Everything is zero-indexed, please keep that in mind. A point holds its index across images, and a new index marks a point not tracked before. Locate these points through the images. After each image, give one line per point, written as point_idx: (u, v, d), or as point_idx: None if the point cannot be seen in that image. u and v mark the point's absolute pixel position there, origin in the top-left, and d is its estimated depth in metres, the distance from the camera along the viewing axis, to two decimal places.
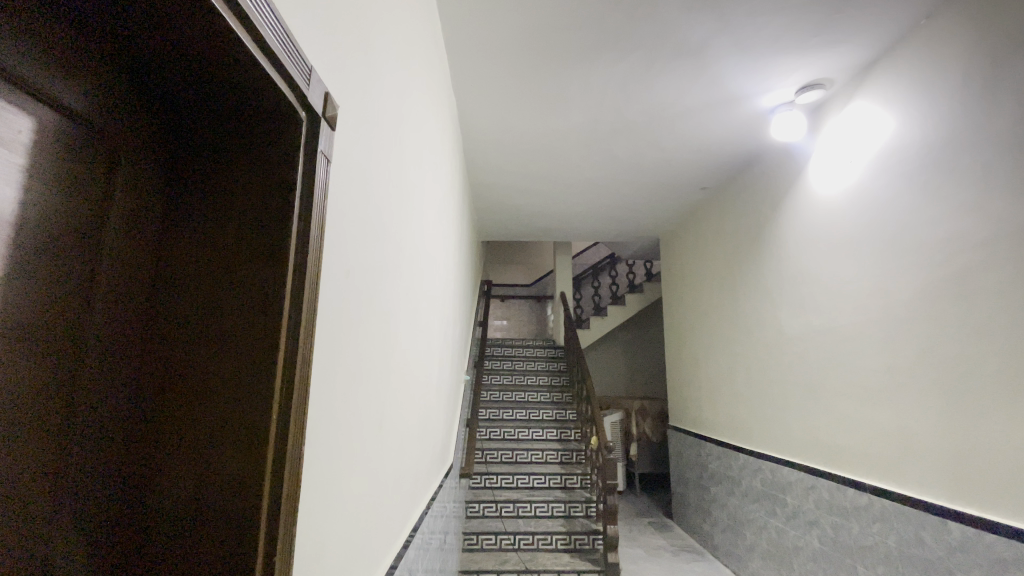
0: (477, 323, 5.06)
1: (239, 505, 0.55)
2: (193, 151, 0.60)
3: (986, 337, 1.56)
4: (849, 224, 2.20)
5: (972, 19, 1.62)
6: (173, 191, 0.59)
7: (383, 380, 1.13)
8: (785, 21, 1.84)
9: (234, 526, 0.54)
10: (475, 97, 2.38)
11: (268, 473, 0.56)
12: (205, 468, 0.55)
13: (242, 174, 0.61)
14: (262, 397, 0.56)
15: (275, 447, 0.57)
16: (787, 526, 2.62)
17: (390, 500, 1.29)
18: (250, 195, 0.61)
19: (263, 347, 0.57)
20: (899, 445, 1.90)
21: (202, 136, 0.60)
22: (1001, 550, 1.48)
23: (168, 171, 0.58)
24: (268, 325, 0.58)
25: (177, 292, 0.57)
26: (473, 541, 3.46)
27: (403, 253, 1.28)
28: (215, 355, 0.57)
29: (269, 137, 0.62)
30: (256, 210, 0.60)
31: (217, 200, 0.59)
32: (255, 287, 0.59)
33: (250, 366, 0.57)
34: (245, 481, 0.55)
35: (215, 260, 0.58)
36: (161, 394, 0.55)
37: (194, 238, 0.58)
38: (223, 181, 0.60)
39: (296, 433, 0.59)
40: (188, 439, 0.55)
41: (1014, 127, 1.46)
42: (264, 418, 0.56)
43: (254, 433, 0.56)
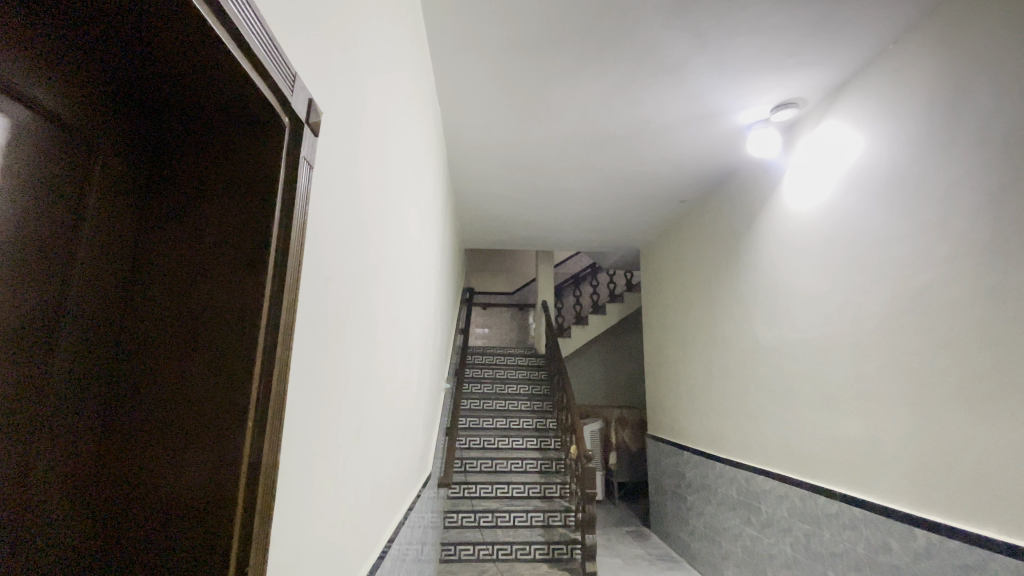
0: (458, 330, 5.03)
1: (213, 517, 0.53)
2: (177, 151, 0.58)
3: (948, 349, 1.62)
4: (822, 239, 2.28)
5: (937, 47, 1.71)
6: (155, 191, 0.57)
7: (363, 387, 1.11)
8: (761, 42, 1.91)
9: (209, 536, 0.53)
10: (460, 105, 2.39)
11: (242, 487, 0.54)
12: (181, 474, 0.53)
13: (222, 174, 0.59)
14: (237, 406, 0.55)
15: (249, 461, 0.55)
16: (762, 534, 2.65)
17: (368, 510, 1.27)
18: (230, 197, 0.59)
19: (239, 356, 0.56)
20: (868, 453, 1.96)
21: (181, 133, 0.59)
22: (964, 556, 1.53)
23: (148, 171, 0.57)
24: (244, 332, 0.56)
25: (158, 291, 0.55)
26: (451, 552, 3.41)
27: (385, 261, 1.27)
28: (193, 358, 0.55)
29: (250, 140, 0.61)
30: (239, 211, 0.59)
31: (198, 199, 0.58)
32: (233, 291, 0.57)
33: (227, 372, 0.55)
34: (220, 492, 0.53)
35: (199, 258, 0.57)
36: (135, 397, 0.53)
37: (177, 236, 0.57)
38: (208, 180, 0.59)
39: (270, 444, 0.58)
40: (166, 440, 0.53)
41: (977, 149, 1.54)
42: (239, 428, 0.54)
43: (228, 444, 0.54)
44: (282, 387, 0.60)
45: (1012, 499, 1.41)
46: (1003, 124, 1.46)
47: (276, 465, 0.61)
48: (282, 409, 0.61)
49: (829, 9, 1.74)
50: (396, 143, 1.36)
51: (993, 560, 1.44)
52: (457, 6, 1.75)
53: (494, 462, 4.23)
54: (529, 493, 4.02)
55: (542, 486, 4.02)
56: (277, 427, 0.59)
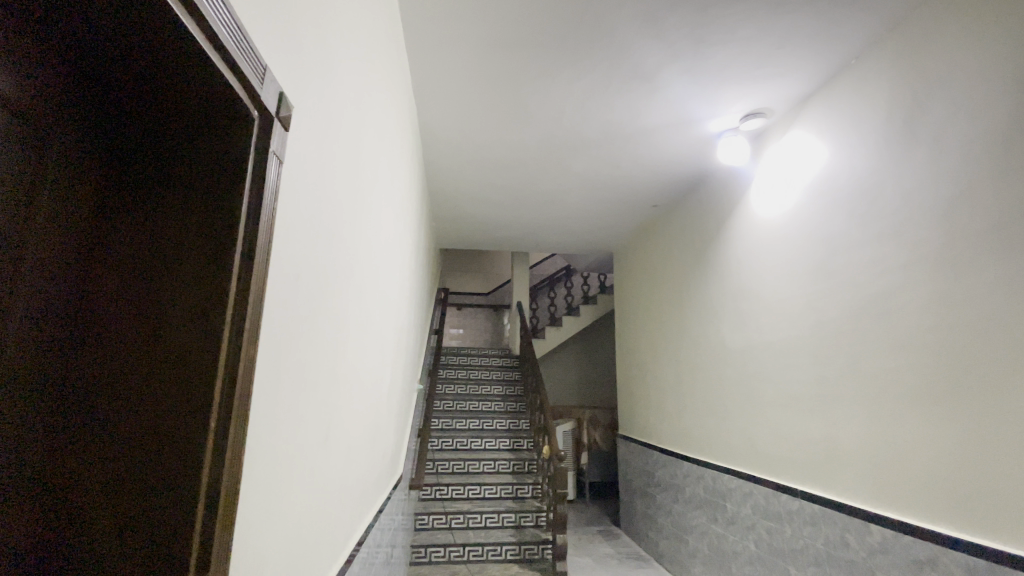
0: (432, 331, 5.00)
1: (174, 515, 0.51)
2: (143, 140, 0.56)
3: (903, 351, 1.70)
4: (787, 245, 2.35)
5: (896, 64, 1.79)
6: (117, 180, 0.55)
7: (331, 387, 1.09)
8: (731, 52, 1.96)
9: (170, 535, 0.50)
10: (435, 104, 2.37)
11: (204, 487, 0.52)
12: (136, 470, 0.51)
13: (188, 168, 0.57)
14: (200, 403, 0.53)
15: (212, 460, 0.53)
16: (727, 531, 2.72)
17: (336, 513, 1.24)
18: (197, 189, 0.57)
19: (202, 352, 0.53)
20: (828, 452, 2.03)
21: (146, 125, 0.56)
22: (916, 550, 1.60)
23: (112, 161, 0.55)
24: (209, 326, 0.54)
25: (117, 283, 0.53)
26: (421, 554, 3.37)
27: (357, 259, 1.25)
28: (154, 356, 0.53)
29: (218, 132, 0.58)
30: (205, 203, 0.57)
31: (163, 193, 0.56)
32: (197, 284, 0.55)
33: (190, 369, 0.53)
34: (182, 490, 0.51)
35: (162, 251, 0.55)
36: (92, 394, 0.51)
37: (140, 228, 0.55)
38: (174, 172, 0.56)
39: (235, 442, 0.56)
40: (121, 435, 0.51)
41: (931, 162, 1.62)
42: (202, 426, 0.52)
43: (190, 443, 0.52)
44: (247, 384, 0.58)
45: (960, 495, 1.48)
46: (956, 140, 1.54)
47: (240, 466, 0.59)
48: (247, 409, 0.59)
49: (796, 23, 1.80)
50: (370, 140, 1.34)
51: (943, 553, 1.51)
52: (434, 4, 1.74)
53: (466, 463, 4.20)
54: (501, 493, 4.01)
55: (514, 486, 4.02)
56: (242, 426, 0.57)
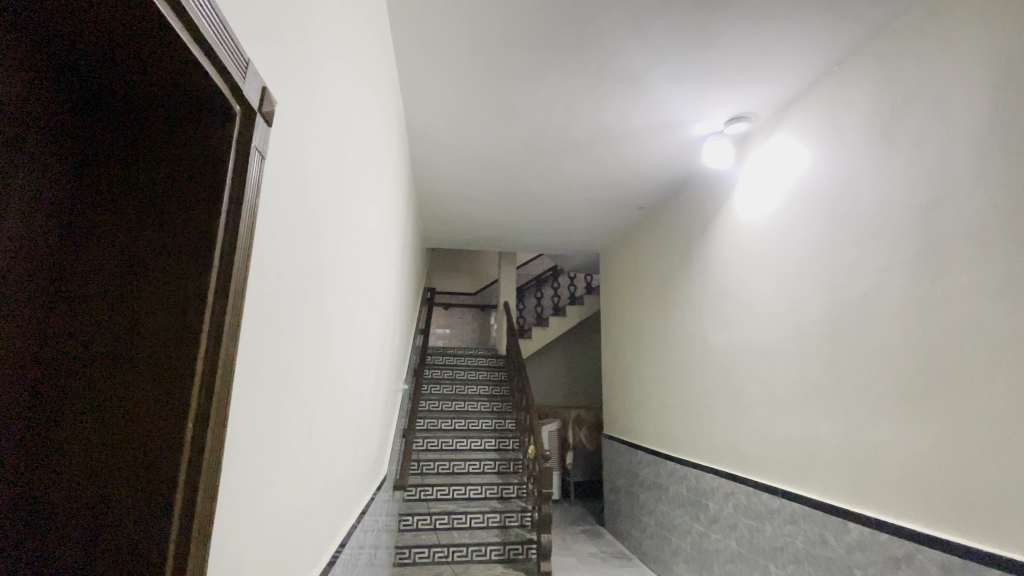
0: (417, 330, 4.96)
1: (147, 516, 0.49)
2: (117, 131, 0.54)
3: (881, 353, 1.73)
4: (769, 247, 2.39)
5: (877, 72, 1.82)
6: (89, 172, 0.52)
7: (315, 386, 1.07)
8: (717, 56, 1.97)
9: (141, 536, 0.49)
10: (423, 102, 2.35)
11: (180, 488, 0.51)
12: (105, 470, 0.49)
13: (165, 164, 0.55)
14: (176, 402, 0.51)
15: (189, 459, 0.52)
16: (709, 530, 2.75)
17: (318, 515, 1.22)
18: (173, 182, 0.55)
19: (178, 349, 0.52)
20: (807, 451, 2.06)
21: (120, 118, 0.54)
22: (893, 547, 1.63)
23: (85, 152, 0.52)
24: (187, 324, 0.53)
25: (87, 276, 0.51)
26: (405, 555, 3.35)
27: (342, 258, 1.23)
28: (128, 356, 0.51)
29: (197, 129, 0.57)
30: (182, 197, 0.55)
31: (137, 190, 0.53)
32: (174, 280, 0.53)
33: (167, 367, 0.52)
34: (156, 489, 0.50)
35: (135, 244, 0.53)
36: (59, 391, 0.48)
37: (113, 221, 0.52)
38: (150, 164, 0.54)
39: (213, 441, 0.55)
40: (90, 434, 0.49)
41: (909, 168, 1.65)
42: (178, 426, 0.51)
43: (166, 443, 0.50)
44: (226, 382, 0.57)
45: (934, 493, 1.52)
46: (933, 146, 1.58)
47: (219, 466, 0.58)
48: (226, 408, 0.58)
49: (780, 29, 1.82)
50: (356, 138, 1.32)
51: (919, 550, 1.54)
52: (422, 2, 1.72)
53: (452, 463, 4.19)
54: (486, 494, 4.01)
55: (499, 486, 4.02)
56: (220, 425, 0.56)
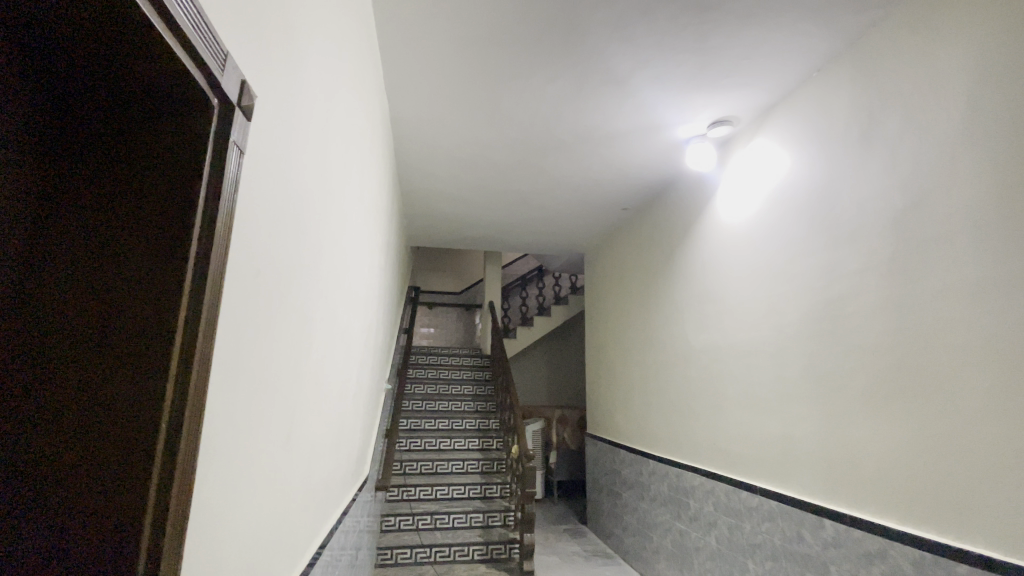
0: (401, 330, 4.93)
1: (117, 515, 0.48)
2: (95, 123, 0.52)
3: (857, 353, 1.77)
4: (750, 249, 2.43)
5: (855, 79, 1.86)
6: (66, 166, 0.52)
7: (295, 385, 1.05)
8: (700, 60, 2.00)
9: (110, 536, 0.47)
10: (408, 98, 2.33)
11: (154, 489, 0.49)
12: (76, 466, 0.48)
13: (136, 157, 0.53)
14: (149, 398, 0.50)
15: (161, 456, 0.50)
16: (689, 528, 2.78)
17: (297, 517, 1.20)
18: (148, 174, 0.53)
19: (152, 344, 0.51)
20: (785, 449, 2.10)
21: (93, 112, 0.53)
22: (867, 544, 1.67)
23: (62, 145, 0.51)
24: (161, 320, 0.51)
25: (59, 270, 0.50)
26: (387, 556, 3.32)
27: (323, 256, 1.21)
28: (98, 351, 0.49)
29: (172, 122, 0.55)
30: (158, 189, 0.53)
31: (111, 183, 0.52)
32: (146, 272, 0.51)
33: (139, 364, 0.50)
34: (126, 488, 0.48)
35: (107, 238, 0.51)
36: (29, 386, 0.48)
37: (87, 213, 0.51)
38: (125, 157, 0.53)
39: (189, 440, 0.53)
40: (61, 429, 0.48)
41: (885, 174, 1.70)
42: (151, 422, 0.50)
43: (137, 440, 0.49)
44: (202, 379, 0.55)
45: (907, 489, 1.56)
46: (909, 152, 1.62)
47: (194, 465, 0.56)
48: (202, 405, 0.56)
49: (762, 35, 1.85)
50: (338, 134, 1.30)
51: (891, 546, 1.58)
52: None
53: (435, 463, 4.16)
54: (469, 494, 3.99)
55: (483, 486, 4.01)
56: (195, 424, 0.54)
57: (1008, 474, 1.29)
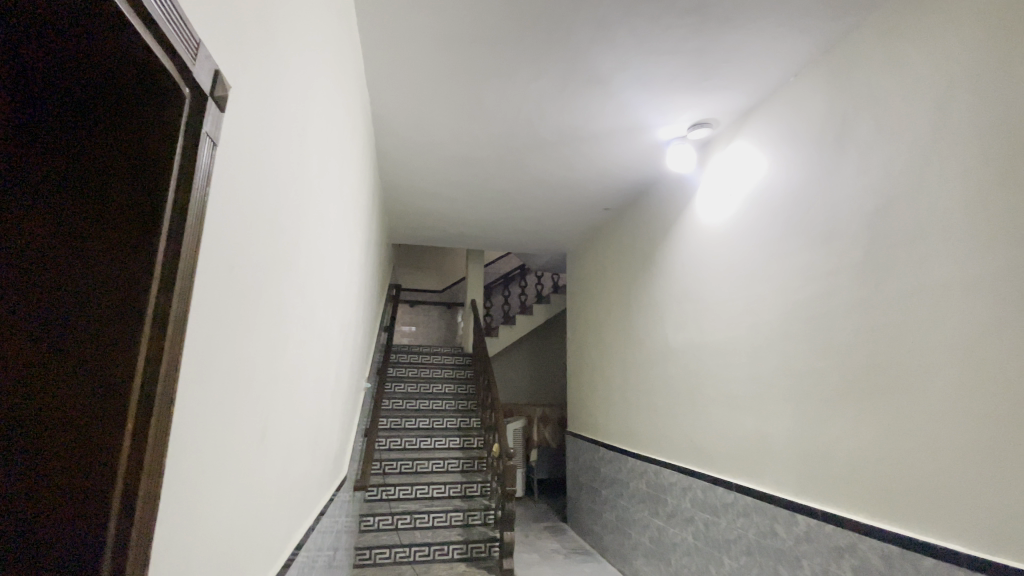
0: (381, 328, 4.88)
1: (78, 513, 0.46)
2: (65, 113, 0.51)
3: (830, 353, 1.82)
4: (728, 250, 2.47)
5: (829, 85, 1.91)
6: (36, 158, 0.50)
7: (270, 384, 1.03)
8: (681, 63, 2.02)
9: (72, 535, 0.46)
10: (389, 93, 2.30)
11: (118, 488, 0.48)
12: (36, 462, 0.46)
13: (106, 147, 0.51)
14: (114, 393, 0.48)
15: (127, 453, 0.49)
16: (667, 524, 2.82)
17: (272, 518, 1.17)
18: (117, 164, 0.51)
19: (118, 338, 0.49)
20: (760, 447, 2.15)
21: (59, 104, 0.51)
22: (837, 538, 1.72)
23: (35, 138, 0.51)
24: (128, 314, 0.50)
25: (23, 261, 0.48)
26: (365, 556, 3.28)
27: (300, 252, 1.19)
28: (63, 344, 0.48)
29: (138, 109, 0.53)
30: (126, 180, 0.51)
31: (79, 173, 0.50)
32: (113, 264, 0.50)
33: (104, 361, 0.49)
34: (89, 486, 0.47)
35: (72, 227, 0.49)
36: None
37: (53, 204, 0.50)
38: (93, 147, 0.51)
39: (156, 436, 0.52)
40: (22, 425, 0.46)
41: (857, 178, 1.74)
42: (116, 418, 0.48)
43: (102, 436, 0.48)
44: (172, 374, 0.54)
45: (876, 485, 1.61)
46: (881, 157, 1.66)
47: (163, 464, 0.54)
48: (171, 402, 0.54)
49: (740, 40, 1.89)
50: (316, 128, 1.28)
51: (861, 540, 1.63)
52: None
53: (415, 462, 4.13)
54: (449, 492, 3.98)
55: (463, 485, 4.00)
56: (163, 420, 0.53)
57: (970, 469, 1.34)
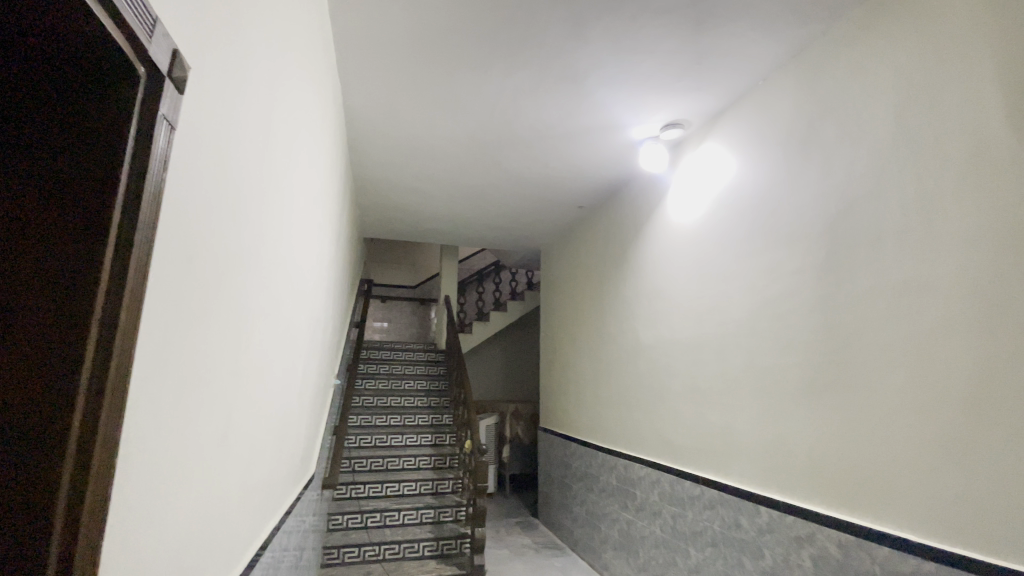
0: (352, 324, 4.79)
1: (26, 506, 0.46)
2: (20, 98, 0.50)
3: (792, 350, 1.88)
4: (698, 249, 2.52)
5: (796, 91, 1.97)
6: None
7: (233, 381, 0.99)
8: (655, 64, 2.05)
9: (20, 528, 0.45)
10: (362, 83, 2.24)
11: (66, 481, 0.47)
12: None
13: (60, 133, 0.50)
14: (61, 384, 0.47)
15: (76, 447, 0.48)
16: (636, 517, 2.87)
17: (234, 519, 1.13)
18: (69, 150, 0.50)
19: (68, 328, 0.48)
20: (726, 440, 2.21)
21: (15, 89, 0.50)
22: (797, 528, 1.79)
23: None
24: (78, 302, 0.48)
25: None
26: (333, 556, 3.22)
27: (266, 245, 1.15)
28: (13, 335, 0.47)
29: (91, 93, 0.51)
30: (78, 165, 0.50)
31: (34, 159, 0.50)
32: (63, 253, 0.49)
33: (52, 351, 0.47)
34: (37, 479, 0.46)
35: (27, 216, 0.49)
36: None
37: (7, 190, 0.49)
38: (47, 133, 0.50)
39: (108, 428, 0.50)
40: None
41: (821, 181, 1.80)
42: (64, 410, 0.47)
43: (49, 428, 0.47)
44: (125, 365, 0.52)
45: (834, 477, 1.67)
46: (843, 161, 1.72)
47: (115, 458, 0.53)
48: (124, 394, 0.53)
49: (712, 43, 1.92)
50: (285, 118, 1.23)
51: (820, 530, 1.69)
52: None
53: (385, 460, 4.08)
54: (420, 490, 3.94)
55: (435, 482, 3.97)
56: (116, 412, 0.52)
57: (921, 461, 1.41)
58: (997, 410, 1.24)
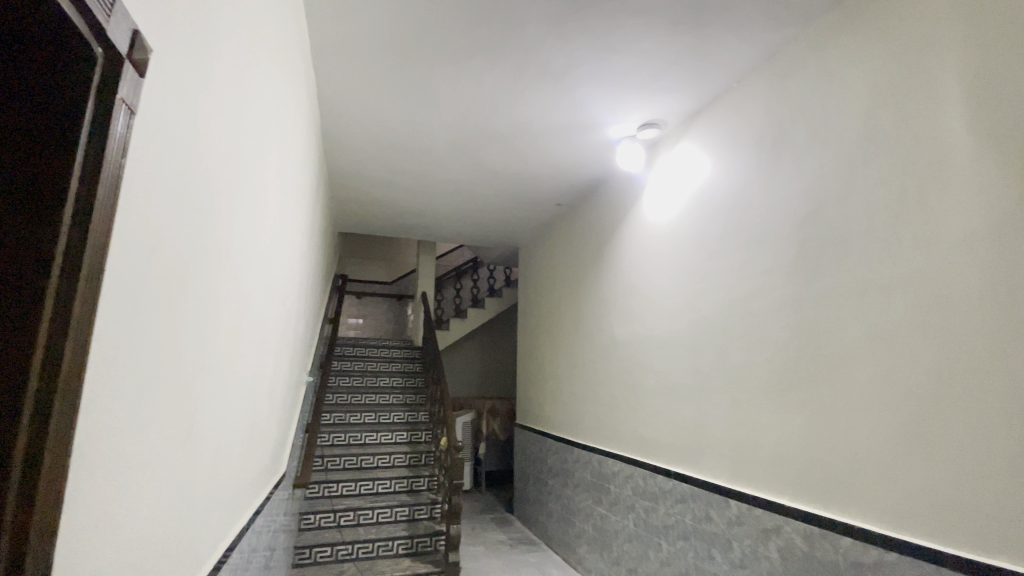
0: (326, 320, 4.70)
1: None
2: None
3: (762, 347, 1.94)
4: (672, 247, 2.55)
5: (767, 94, 2.02)
6: None
7: (199, 377, 0.96)
8: (632, 63, 2.07)
9: None
10: (337, 73, 2.19)
11: (16, 480, 0.45)
12: None
13: (23, 121, 0.49)
14: (11, 379, 0.45)
15: (28, 444, 0.45)
16: (610, 512, 2.91)
17: (199, 521, 1.09)
18: (27, 137, 0.48)
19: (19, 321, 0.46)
20: (697, 435, 2.26)
21: None
22: (765, 520, 1.84)
23: None
24: (33, 293, 0.46)
25: None
26: (305, 556, 3.17)
27: (234, 238, 1.11)
28: None
29: (50, 78, 0.49)
30: (34, 153, 0.48)
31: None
32: (16, 242, 0.47)
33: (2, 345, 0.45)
34: None
35: None
36: None
37: None
38: (9, 119, 0.49)
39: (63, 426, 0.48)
40: None
41: (791, 183, 1.85)
42: (16, 406, 0.45)
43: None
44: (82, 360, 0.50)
45: (801, 470, 1.72)
46: (813, 162, 1.77)
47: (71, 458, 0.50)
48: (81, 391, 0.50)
49: (687, 45, 1.95)
50: (255, 106, 1.19)
51: (787, 522, 1.74)
52: None
53: (359, 458, 4.02)
54: (395, 488, 3.90)
55: (410, 479, 3.93)
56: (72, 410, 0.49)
57: (883, 454, 1.46)
58: (953, 404, 1.30)
